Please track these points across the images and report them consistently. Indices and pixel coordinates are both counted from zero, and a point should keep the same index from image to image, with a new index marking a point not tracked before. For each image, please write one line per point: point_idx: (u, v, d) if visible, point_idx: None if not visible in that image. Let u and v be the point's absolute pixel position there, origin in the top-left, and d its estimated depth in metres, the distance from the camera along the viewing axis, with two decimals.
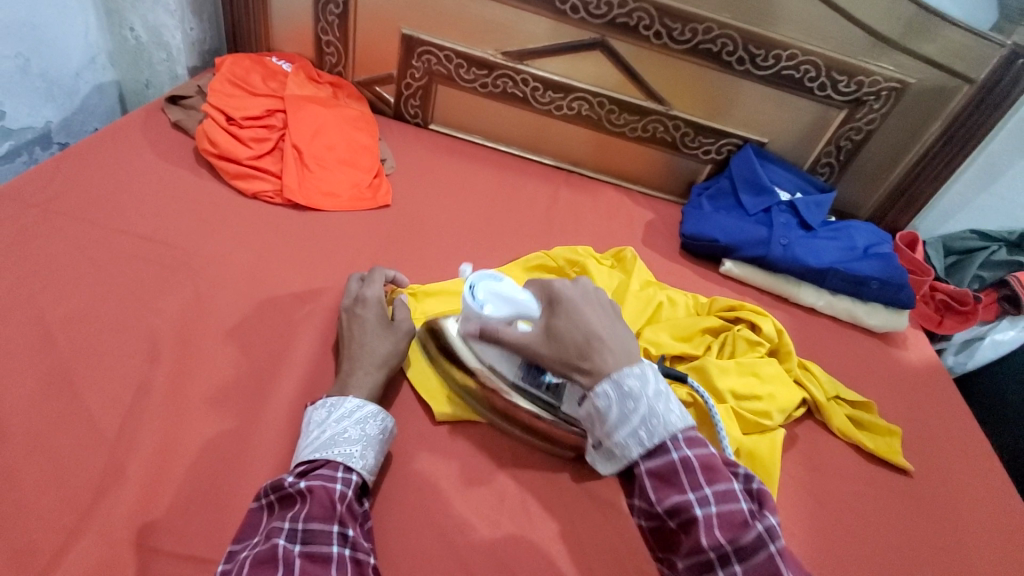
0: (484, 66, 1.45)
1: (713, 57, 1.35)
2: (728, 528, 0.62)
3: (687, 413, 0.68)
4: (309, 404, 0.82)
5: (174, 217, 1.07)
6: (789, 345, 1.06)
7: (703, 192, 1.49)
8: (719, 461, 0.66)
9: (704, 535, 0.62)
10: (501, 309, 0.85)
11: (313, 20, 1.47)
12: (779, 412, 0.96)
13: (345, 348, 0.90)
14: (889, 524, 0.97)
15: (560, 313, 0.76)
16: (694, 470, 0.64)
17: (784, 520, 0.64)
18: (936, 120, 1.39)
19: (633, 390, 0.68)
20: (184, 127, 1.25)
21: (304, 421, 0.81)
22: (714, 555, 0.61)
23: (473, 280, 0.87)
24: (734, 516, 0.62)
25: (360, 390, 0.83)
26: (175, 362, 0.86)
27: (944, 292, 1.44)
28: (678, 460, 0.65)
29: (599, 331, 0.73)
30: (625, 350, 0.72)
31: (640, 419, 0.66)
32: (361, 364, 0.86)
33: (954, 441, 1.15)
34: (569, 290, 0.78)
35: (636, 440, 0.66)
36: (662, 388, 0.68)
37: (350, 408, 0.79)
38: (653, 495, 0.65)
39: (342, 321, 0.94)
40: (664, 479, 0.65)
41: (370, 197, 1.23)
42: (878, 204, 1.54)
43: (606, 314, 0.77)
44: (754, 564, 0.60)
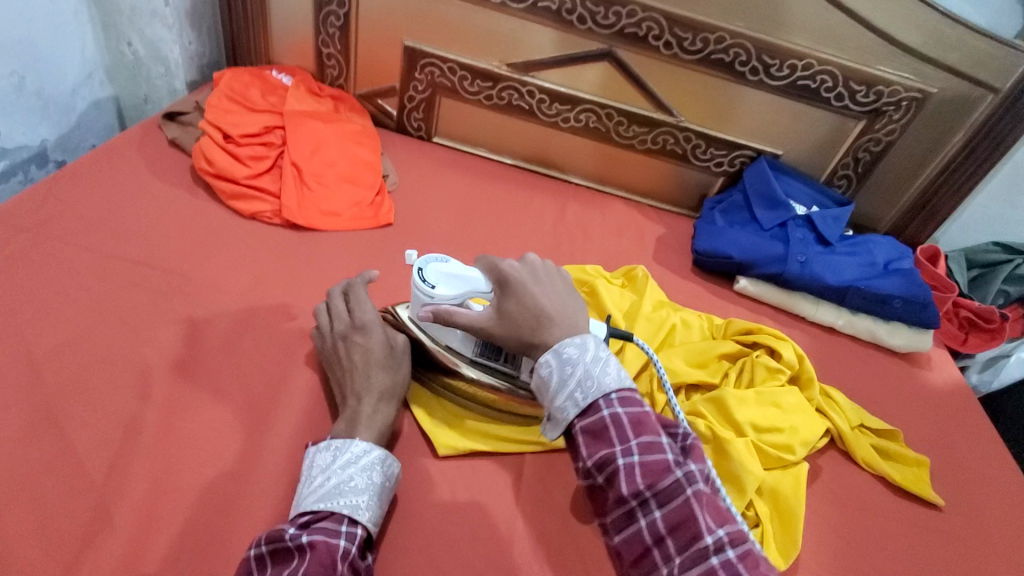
0: (489, 78, 1.41)
1: (725, 67, 1.31)
2: (649, 476, 0.68)
3: (624, 376, 0.73)
4: (312, 445, 0.78)
5: (169, 240, 1.03)
6: (810, 372, 1.01)
7: (715, 206, 1.44)
8: (649, 416, 0.71)
9: (628, 483, 0.67)
10: (454, 291, 0.84)
11: (313, 32, 1.43)
12: (801, 445, 0.92)
13: (344, 381, 0.84)
14: (920, 563, 0.92)
15: (511, 294, 0.79)
16: (637, 476, 0.68)
17: (729, 528, 0.66)
18: (959, 130, 1.34)
19: (572, 356, 0.73)
20: (181, 145, 1.22)
21: (307, 463, 0.76)
22: (636, 502, 0.68)
23: (420, 264, 0.86)
24: (656, 466, 0.68)
25: (369, 427, 0.79)
26: (168, 396, 0.82)
27: (967, 309, 1.38)
28: (608, 417, 0.70)
29: (547, 307, 0.78)
30: (573, 327, 0.78)
31: (576, 381, 0.71)
32: (370, 398, 0.81)
33: (985, 470, 1.10)
34: (517, 269, 0.82)
35: (574, 402, 0.71)
36: (602, 355, 0.73)
37: (356, 453, 0.74)
38: (585, 451, 0.70)
39: (336, 348, 0.87)
40: (596, 436, 0.70)
41: (372, 215, 1.19)
42: (897, 216, 1.49)
43: (554, 291, 0.81)
44: (672, 508, 0.66)
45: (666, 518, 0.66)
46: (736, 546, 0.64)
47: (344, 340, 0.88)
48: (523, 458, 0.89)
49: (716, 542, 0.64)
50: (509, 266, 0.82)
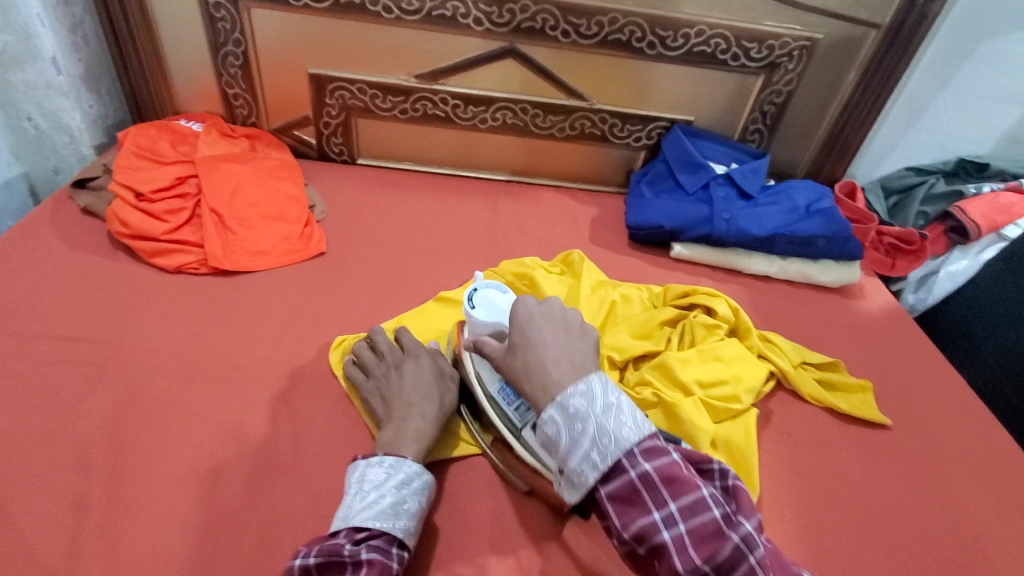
0: (400, 92, 1.41)
1: (624, 46, 1.35)
2: (702, 546, 0.59)
3: (643, 424, 0.65)
4: (362, 459, 0.78)
5: (96, 310, 1.01)
6: (747, 322, 1.06)
7: (642, 179, 1.48)
8: (683, 469, 0.63)
9: (678, 557, 0.59)
10: (489, 318, 0.90)
11: (215, 75, 1.41)
12: (747, 393, 0.95)
13: (395, 400, 0.86)
14: (875, 482, 0.97)
15: (519, 329, 0.76)
16: (687, 547, 0.59)
17: None
18: (851, 69, 1.41)
19: (581, 411, 0.66)
20: (95, 211, 1.19)
21: (355, 477, 0.76)
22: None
23: (476, 286, 0.94)
24: (703, 529, 0.60)
25: (413, 441, 0.81)
26: (115, 468, 0.80)
27: (891, 234, 1.45)
28: (638, 478, 0.62)
29: (549, 347, 0.73)
30: (580, 367, 0.71)
31: (590, 440, 0.64)
32: (415, 416, 0.83)
33: (925, 383, 1.16)
34: (532, 305, 0.79)
35: (590, 464, 0.63)
36: (611, 402, 0.66)
37: (411, 475, 0.76)
38: (618, 522, 0.62)
39: (387, 375, 0.90)
40: (628, 503, 0.62)
41: (303, 247, 1.18)
42: (813, 159, 1.56)
43: (566, 335, 0.76)
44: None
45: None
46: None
47: (397, 368, 0.91)
48: (488, 459, 0.90)
49: None
50: (526, 300, 0.79)
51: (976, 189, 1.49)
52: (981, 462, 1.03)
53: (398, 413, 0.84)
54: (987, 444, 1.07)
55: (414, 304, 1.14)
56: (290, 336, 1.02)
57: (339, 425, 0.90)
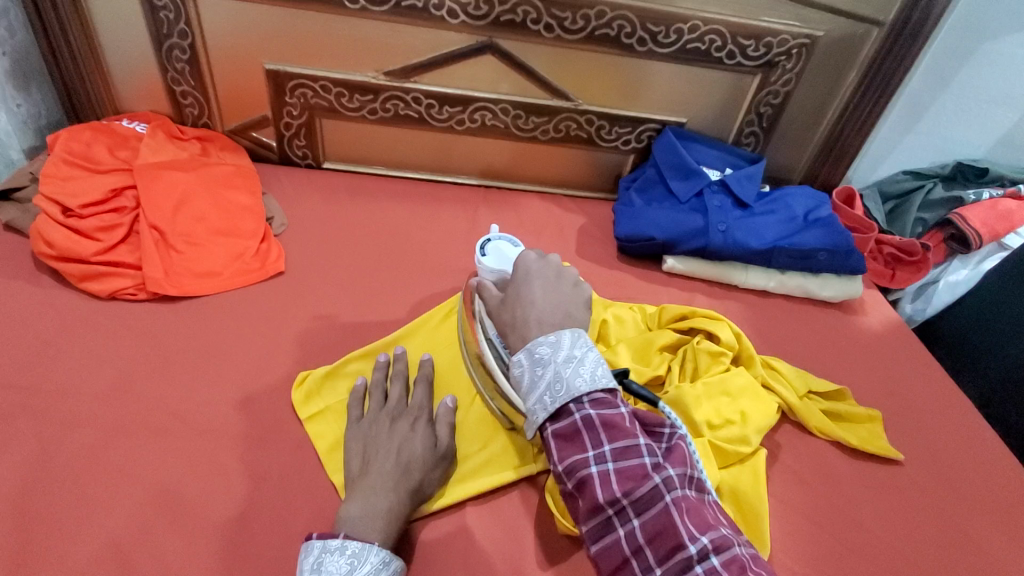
0: (368, 90, 1.29)
1: (612, 42, 1.24)
2: (626, 483, 0.63)
3: (599, 377, 0.68)
4: (319, 541, 0.66)
5: (10, 346, 0.87)
6: (749, 349, 0.97)
7: (631, 185, 1.38)
8: (624, 419, 0.66)
9: (607, 493, 0.63)
10: (498, 265, 1.01)
11: (160, 70, 1.27)
12: (755, 433, 0.87)
13: (375, 460, 0.76)
14: (887, 523, 0.89)
15: (516, 283, 0.81)
16: (611, 482, 0.63)
17: (711, 534, 0.59)
18: (852, 69, 1.33)
19: (545, 356, 0.70)
20: (18, 227, 1.04)
21: (310, 564, 0.65)
22: (613, 510, 0.63)
23: (490, 239, 1.06)
24: (631, 471, 0.63)
25: (375, 524, 0.70)
26: (24, 545, 0.68)
27: (891, 244, 1.38)
28: (580, 420, 0.66)
29: (537, 302, 0.77)
30: (558, 321, 0.75)
31: (546, 383, 0.68)
32: (388, 491, 0.73)
33: (933, 407, 1.09)
34: (530, 261, 0.82)
35: (543, 405, 0.68)
36: (575, 354, 0.69)
37: (379, 564, 0.66)
38: (558, 457, 0.66)
39: (377, 428, 0.81)
40: (568, 441, 0.66)
41: (258, 266, 1.06)
42: (809, 162, 1.48)
43: (554, 287, 0.79)
44: (651, 515, 0.61)
45: (644, 526, 0.61)
46: (719, 554, 0.58)
47: (392, 420, 0.82)
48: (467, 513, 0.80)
49: (698, 551, 0.58)
50: (524, 257, 0.83)
51: (975, 195, 1.44)
52: (994, 496, 0.97)
53: (373, 475, 0.74)
54: (1000, 474, 1.00)
55: (385, 330, 1.03)
56: (241, 373, 0.90)
57: (296, 480, 0.79)
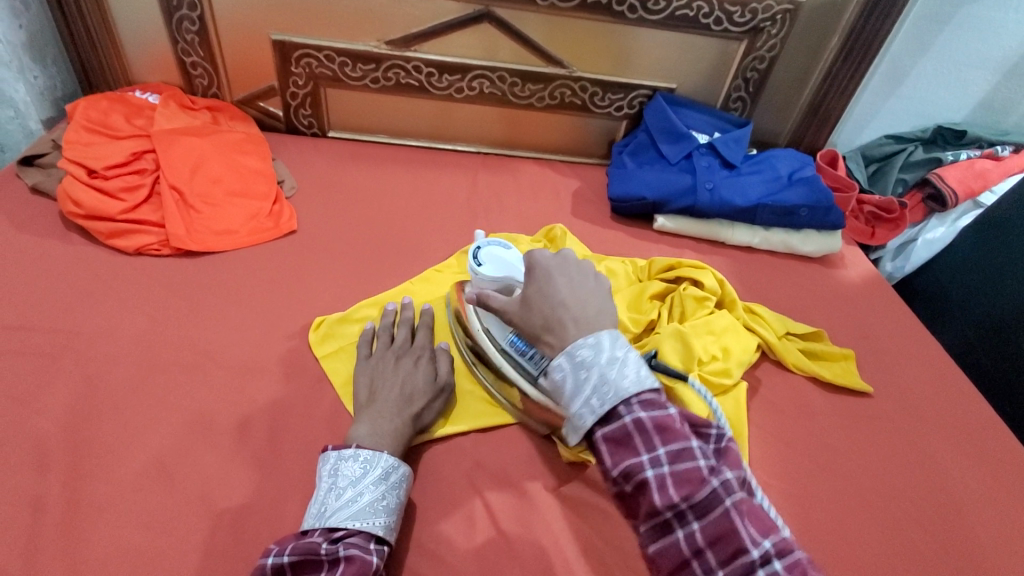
0: (371, 59, 1.34)
1: (603, 9, 1.29)
2: (685, 486, 0.61)
3: (645, 377, 0.66)
4: (334, 451, 0.75)
5: (48, 297, 0.94)
6: (732, 294, 1.05)
7: (623, 149, 1.44)
8: (674, 420, 0.64)
9: (661, 498, 0.60)
10: (499, 273, 0.98)
11: (170, 42, 1.32)
12: (737, 367, 0.95)
13: (382, 390, 0.84)
14: (856, 449, 0.98)
15: (536, 281, 0.75)
16: (668, 486, 0.61)
17: (775, 539, 0.58)
18: (835, 34, 1.38)
19: (586, 359, 0.67)
20: (45, 190, 1.11)
21: (328, 470, 0.73)
22: (671, 515, 0.61)
23: (482, 245, 1.02)
24: (689, 473, 0.61)
25: (387, 442, 0.77)
26: (77, 464, 0.76)
27: (871, 203, 1.45)
28: (631, 423, 0.63)
29: (567, 301, 0.72)
30: (593, 316, 0.71)
31: (592, 387, 0.66)
32: (395, 416, 0.81)
33: (904, 351, 1.17)
34: (547, 258, 0.76)
35: (590, 409, 0.65)
36: (618, 355, 0.66)
37: (389, 470, 0.74)
38: (609, 460, 0.64)
39: (383, 365, 0.88)
40: (620, 444, 0.64)
41: (273, 225, 1.13)
42: (794, 127, 1.54)
43: (579, 286, 0.74)
44: (712, 521, 0.59)
45: (706, 532, 0.59)
46: (785, 558, 0.57)
47: (396, 358, 0.89)
48: (471, 439, 0.89)
49: (762, 555, 0.57)
50: (542, 254, 0.77)
51: (953, 156, 1.50)
52: (956, 427, 1.05)
53: (382, 402, 0.82)
54: (963, 408, 1.09)
55: (393, 282, 1.10)
56: (262, 319, 0.98)
57: (316, 410, 0.87)
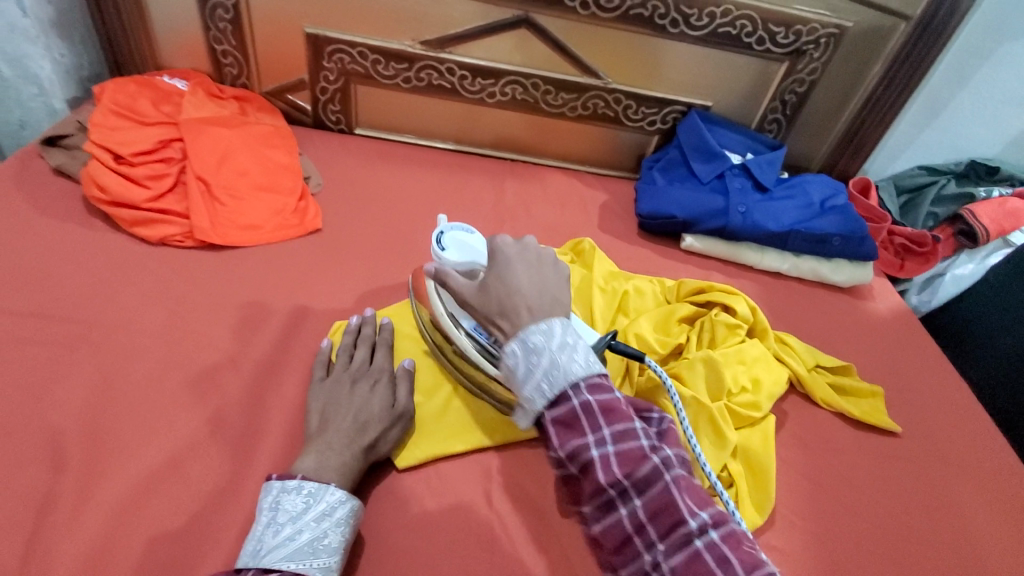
0: (404, 59, 1.32)
1: (645, 22, 1.27)
2: (627, 465, 0.62)
3: (594, 363, 0.66)
4: (279, 482, 0.69)
5: (68, 284, 0.92)
6: (764, 323, 1.02)
7: (653, 165, 1.42)
8: (620, 401, 0.65)
9: (604, 473, 0.63)
10: (465, 257, 0.86)
11: (202, 29, 1.30)
12: (767, 400, 0.92)
13: (334, 420, 0.78)
14: (883, 490, 0.95)
15: (496, 269, 0.75)
16: (612, 465, 0.63)
17: (712, 510, 0.60)
18: (878, 61, 1.35)
19: (538, 345, 0.66)
20: (68, 173, 1.09)
21: (268, 502, 0.68)
22: (615, 491, 0.63)
23: (442, 228, 0.90)
24: (631, 452, 0.63)
25: (334, 477, 0.72)
26: (90, 461, 0.74)
27: (902, 235, 1.42)
28: (578, 406, 0.64)
29: (523, 289, 0.72)
30: (548, 306, 0.71)
31: (543, 371, 0.65)
32: (342, 447, 0.75)
33: (932, 390, 1.14)
34: (508, 246, 0.76)
35: (540, 393, 0.65)
36: (569, 341, 0.66)
37: (333, 506, 0.68)
38: (556, 442, 0.65)
39: (339, 389, 0.83)
40: (567, 426, 0.64)
41: (297, 223, 1.10)
42: (827, 152, 1.51)
43: (537, 276, 0.74)
44: (652, 495, 0.61)
45: (646, 506, 0.62)
46: (719, 529, 0.59)
47: (352, 383, 0.84)
48: (493, 457, 0.86)
49: (699, 526, 0.59)
50: (501, 240, 0.77)
51: (986, 192, 1.47)
52: (985, 473, 1.03)
53: (331, 434, 0.76)
54: (992, 453, 1.06)
55: None
56: (283, 321, 0.95)
57: None
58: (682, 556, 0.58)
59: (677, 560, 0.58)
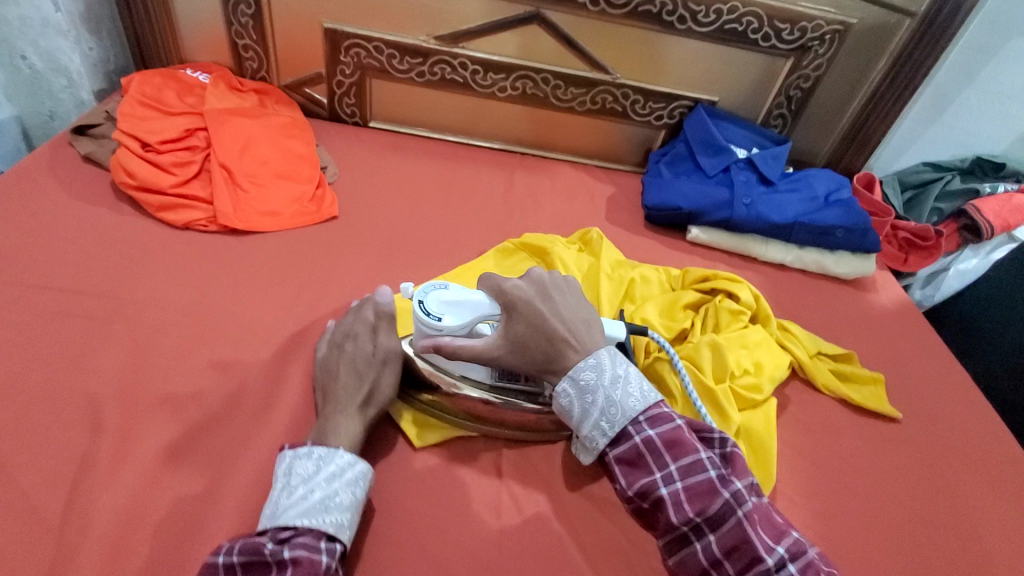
0: (418, 53, 1.36)
1: (653, 18, 1.30)
2: (697, 501, 0.67)
3: (648, 394, 0.74)
4: (289, 451, 0.73)
5: (99, 264, 0.97)
6: (767, 309, 1.05)
7: (660, 159, 1.45)
8: (683, 434, 0.71)
9: (675, 510, 0.67)
10: (462, 316, 0.80)
11: (225, 24, 1.34)
12: (768, 383, 0.95)
13: (335, 388, 0.82)
14: (882, 472, 0.98)
15: (520, 315, 0.79)
16: (683, 503, 0.67)
17: (788, 544, 0.64)
18: (882, 57, 1.38)
19: (590, 383, 0.73)
20: (97, 160, 1.14)
21: (282, 471, 0.72)
22: (687, 529, 0.67)
23: (421, 293, 0.82)
24: (699, 486, 0.67)
25: (340, 437, 0.75)
26: (122, 426, 0.79)
27: (906, 229, 1.43)
28: (641, 443, 0.70)
29: (560, 330, 0.77)
30: (592, 342, 0.78)
31: (599, 409, 0.73)
32: (340, 408, 0.79)
33: (933, 378, 1.17)
34: (524, 286, 0.81)
35: (601, 432, 0.72)
36: (619, 375, 0.74)
37: (342, 467, 0.72)
38: (623, 482, 0.71)
39: (330, 357, 0.87)
40: (632, 464, 0.71)
41: (315, 210, 1.15)
42: (832, 148, 1.54)
43: (563, 305, 0.81)
44: (725, 530, 0.65)
45: (721, 542, 0.65)
46: (798, 561, 0.63)
47: (338, 348, 0.87)
48: (502, 432, 0.89)
49: (777, 561, 0.63)
50: (516, 285, 0.81)
51: (990, 188, 1.48)
52: (983, 458, 1.05)
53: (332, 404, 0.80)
54: (991, 440, 1.08)
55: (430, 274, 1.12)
56: (301, 302, 0.99)
57: None
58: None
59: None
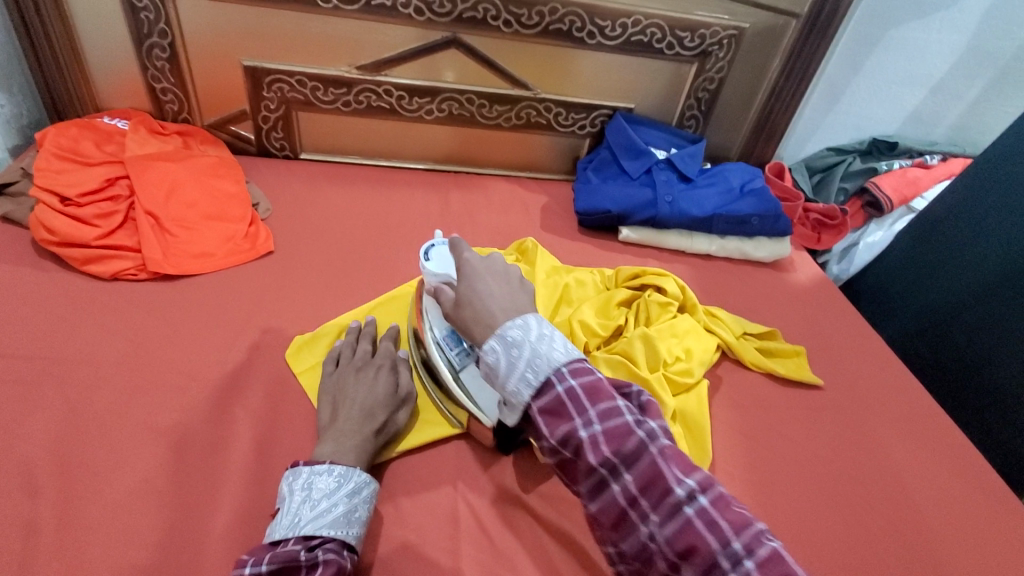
0: (342, 84, 1.38)
1: (564, 35, 1.37)
2: (614, 440, 0.57)
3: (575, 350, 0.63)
4: (307, 466, 0.75)
5: (24, 325, 0.94)
6: (693, 298, 1.13)
7: (587, 166, 1.52)
8: (604, 383, 0.61)
9: (593, 455, 0.57)
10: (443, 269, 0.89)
11: (140, 68, 1.33)
12: (699, 366, 1.02)
13: (343, 408, 0.84)
14: (810, 436, 1.06)
15: (463, 279, 0.73)
16: (601, 444, 0.57)
17: (699, 476, 0.56)
18: (776, 56, 1.50)
19: (517, 338, 0.63)
20: (15, 219, 1.10)
21: (300, 484, 0.73)
22: (605, 471, 0.57)
23: (434, 242, 0.93)
24: (617, 429, 0.58)
25: (345, 456, 0.77)
26: (63, 489, 0.77)
27: (816, 211, 1.56)
28: (563, 392, 0.59)
29: (494, 296, 0.70)
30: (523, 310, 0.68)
31: (525, 361, 0.61)
32: (353, 429, 0.81)
33: (850, 345, 1.27)
34: (474, 260, 0.74)
35: (525, 383, 0.61)
36: (546, 331, 0.64)
37: (361, 485, 0.75)
38: (545, 431, 0.60)
39: (343, 377, 0.89)
40: (553, 413, 0.60)
41: (250, 247, 1.15)
42: (744, 142, 1.65)
43: (508, 282, 0.72)
44: (640, 468, 0.56)
45: (638, 479, 0.56)
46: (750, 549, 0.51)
47: (357, 372, 0.90)
48: (454, 446, 0.91)
49: (688, 493, 0.54)
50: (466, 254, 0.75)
51: (887, 165, 1.63)
52: (897, 412, 1.15)
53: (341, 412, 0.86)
54: (903, 393, 1.19)
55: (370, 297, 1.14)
56: (242, 338, 1.00)
57: (301, 424, 0.89)
58: (683, 532, 0.53)
59: (671, 530, 0.54)
